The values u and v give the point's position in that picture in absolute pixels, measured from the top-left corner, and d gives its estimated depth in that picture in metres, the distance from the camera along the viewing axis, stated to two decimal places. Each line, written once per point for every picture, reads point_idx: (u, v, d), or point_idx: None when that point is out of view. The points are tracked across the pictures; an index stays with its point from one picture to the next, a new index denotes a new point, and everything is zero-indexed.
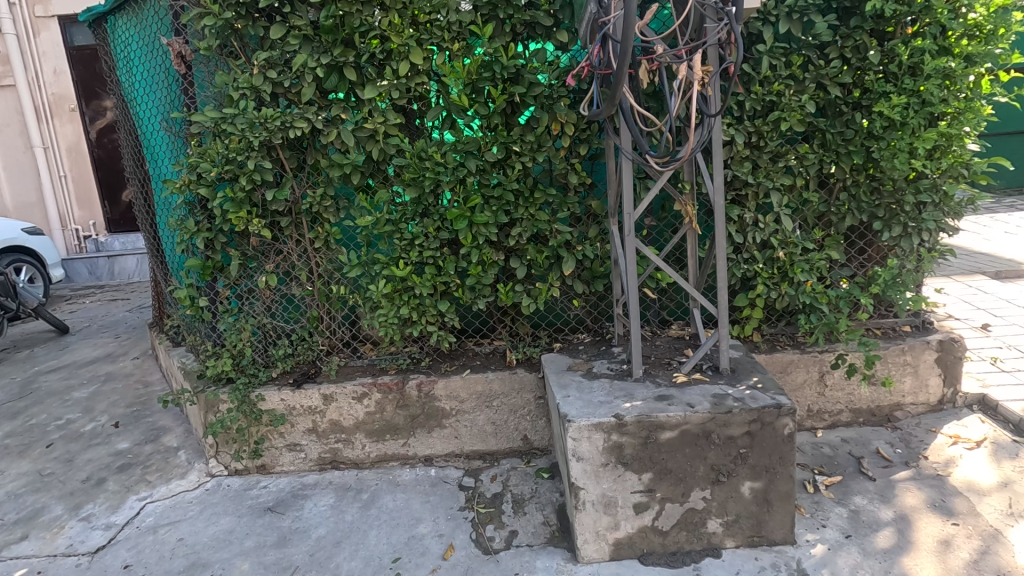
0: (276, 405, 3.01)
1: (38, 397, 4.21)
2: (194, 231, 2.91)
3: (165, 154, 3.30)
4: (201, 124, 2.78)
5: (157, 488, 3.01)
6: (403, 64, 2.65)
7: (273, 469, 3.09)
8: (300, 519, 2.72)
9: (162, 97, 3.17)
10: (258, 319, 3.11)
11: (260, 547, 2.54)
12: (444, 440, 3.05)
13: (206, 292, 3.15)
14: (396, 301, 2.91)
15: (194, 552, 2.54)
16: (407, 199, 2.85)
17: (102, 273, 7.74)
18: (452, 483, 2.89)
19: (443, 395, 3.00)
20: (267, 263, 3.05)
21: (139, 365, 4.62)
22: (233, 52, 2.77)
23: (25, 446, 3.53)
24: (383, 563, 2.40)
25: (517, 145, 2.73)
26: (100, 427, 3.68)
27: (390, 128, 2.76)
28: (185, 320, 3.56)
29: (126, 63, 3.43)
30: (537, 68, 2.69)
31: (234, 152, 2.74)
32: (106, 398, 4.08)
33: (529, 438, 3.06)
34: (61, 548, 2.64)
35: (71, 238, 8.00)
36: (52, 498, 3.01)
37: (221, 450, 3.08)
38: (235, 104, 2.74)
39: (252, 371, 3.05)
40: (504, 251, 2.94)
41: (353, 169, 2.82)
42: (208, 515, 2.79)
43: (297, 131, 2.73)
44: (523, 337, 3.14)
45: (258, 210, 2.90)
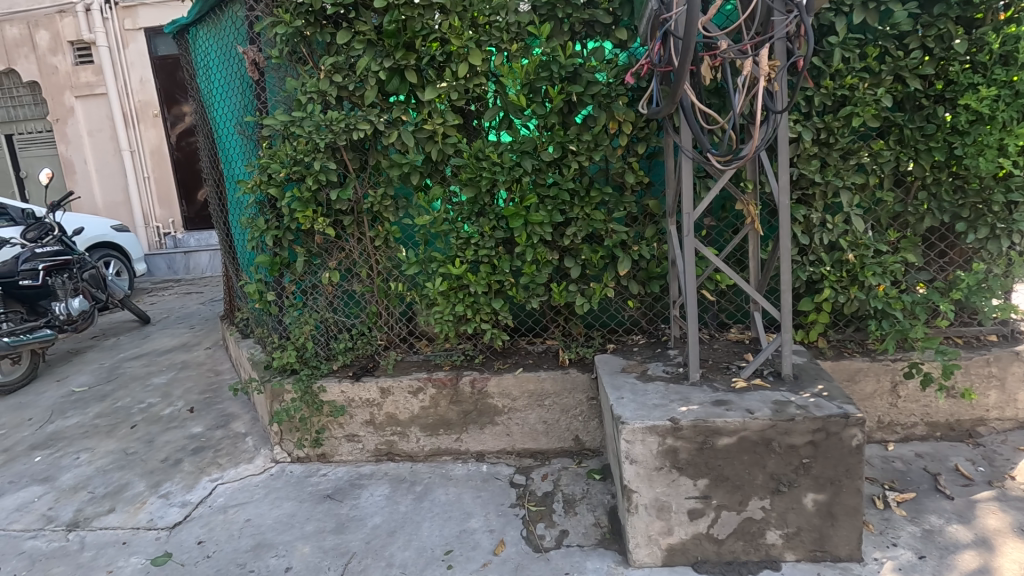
0: (336, 396, 3.13)
1: (122, 381, 4.56)
2: (264, 229, 3.07)
3: (239, 156, 3.49)
4: (272, 127, 2.93)
5: (227, 471, 3.20)
6: (462, 65, 2.70)
7: (332, 458, 3.22)
8: (357, 507, 2.82)
9: (237, 102, 3.35)
10: (321, 314, 3.24)
11: (320, 532, 2.66)
12: (496, 437, 3.09)
13: (274, 287, 3.32)
14: (452, 299, 2.96)
15: (260, 533, 2.68)
16: (464, 199, 2.89)
17: (179, 268, 8.22)
18: (504, 479, 2.92)
19: (496, 392, 3.04)
20: (331, 260, 3.17)
21: (211, 355, 4.91)
22: (302, 58, 2.90)
23: (112, 426, 3.84)
24: (436, 555, 2.45)
25: (573, 144, 2.72)
26: (177, 412, 3.95)
27: (449, 129, 2.82)
28: (254, 313, 3.77)
29: (205, 71, 3.65)
30: (596, 67, 2.67)
31: (302, 153, 2.87)
32: (182, 384, 4.38)
33: (581, 439, 3.05)
34: (142, 522, 2.85)
35: (153, 235, 8.61)
36: (135, 475, 3.25)
37: (285, 438, 3.24)
38: (304, 108, 2.86)
39: (314, 363, 3.19)
40: (558, 250, 2.94)
41: (413, 169, 2.90)
42: (273, 499, 2.93)
43: (360, 133, 2.83)
44: (576, 337, 3.13)
45: (323, 210, 3.02)
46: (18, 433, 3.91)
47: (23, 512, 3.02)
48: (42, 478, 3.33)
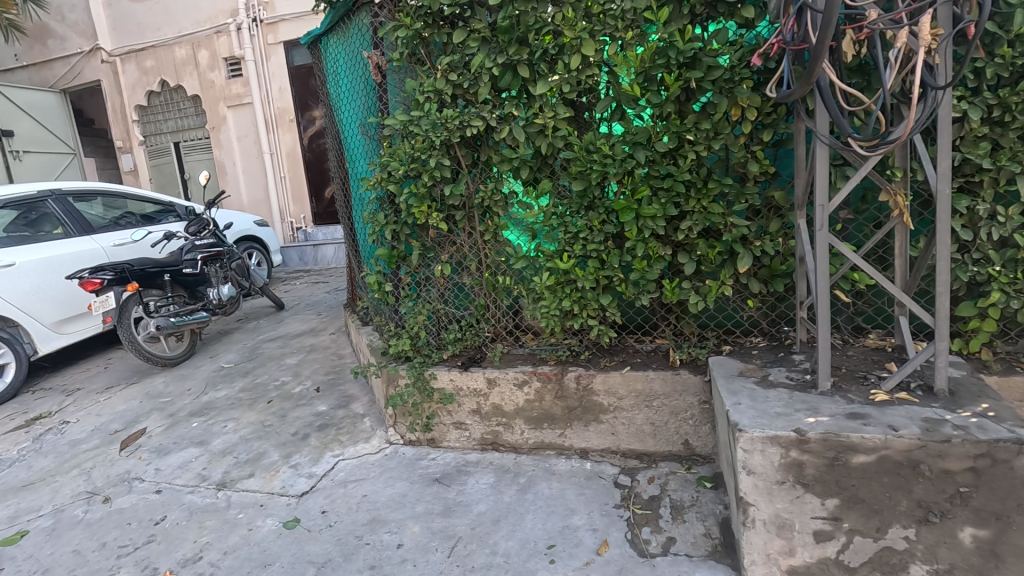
0: (446, 384, 3.25)
1: (261, 360, 5.10)
2: (384, 223, 3.26)
3: (362, 155, 3.72)
4: (392, 127, 3.08)
5: (347, 448, 3.46)
6: (575, 57, 2.66)
7: (441, 443, 3.36)
8: (463, 493, 2.92)
9: (362, 105, 3.56)
10: (434, 305, 3.39)
11: (428, 514, 2.78)
12: (601, 435, 3.04)
13: (391, 278, 3.51)
14: (559, 294, 2.94)
15: (375, 509, 2.86)
16: (574, 192, 2.86)
17: (309, 259, 9.03)
18: (608, 479, 2.86)
19: (602, 390, 2.98)
20: (443, 254, 3.30)
21: (335, 340, 5.35)
22: (421, 59, 3.02)
23: (252, 400, 4.32)
24: (539, 548, 2.46)
25: (691, 134, 2.57)
26: (305, 390, 4.35)
27: (559, 122, 2.79)
28: (372, 302, 4.02)
29: (334, 77, 3.93)
30: (718, 50, 2.49)
31: (419, 151, 2.99)
32: (310, 365, 4.81)
33: (690, 444, 2.91)
34: (276, 488, 3.16)
35: (287, 230, 9.55)
36: (270, 445, 3.62)
37: (399, 421, 3.43)
38: (421, 107, 2.98)
39: (426, 352, 3.34)
40: (672, 244, 2.80)
41: (523, 163, 2.92)
42: (387, 478, 3.12)
43: (473, 130, 2.89)
44: (687, 337, 2.99)
45: (437, 205, 3.14)
46: (180, 401, 4.51)
47: (183, 470, 3.48)
48: (197, 442, 3.81)
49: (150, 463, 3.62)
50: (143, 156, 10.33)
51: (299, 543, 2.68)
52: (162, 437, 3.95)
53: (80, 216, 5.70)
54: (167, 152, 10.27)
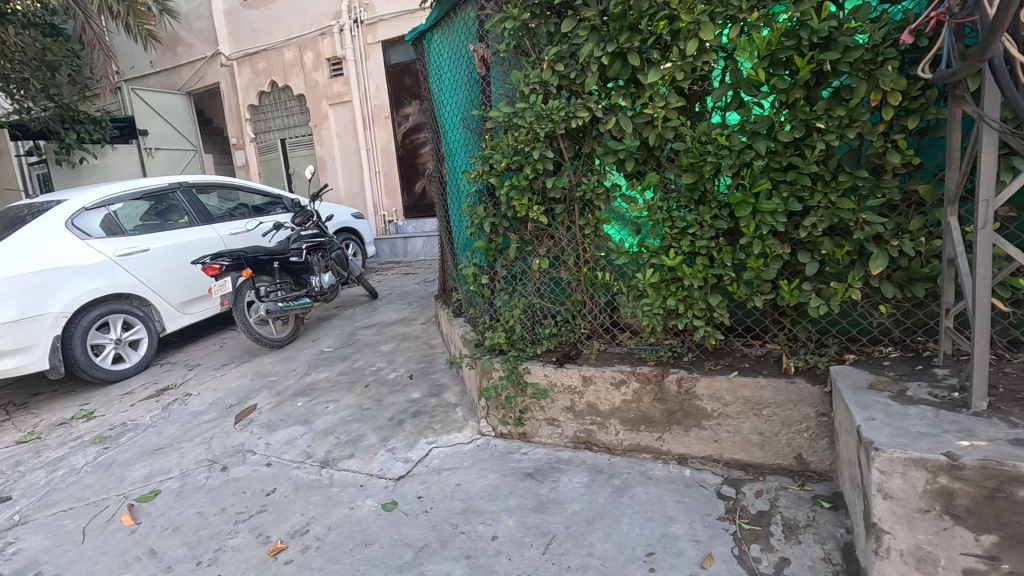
0: (540, 379, 3.22)
1: (358, 346, 5.35)
2: (483, 216, 3.28)
3: (462, 148, 3.77)
4: (495, 119, 3.08)
5: (441, 436, 3.52)
6: (692, 42, 2.51)
7: (533, 438, 3.34)
8: (556, 490, 2.88)
9: (464, 98, 3.60)
10: (529, 299, 3.37)
11: (522, 508, 2.77)
12: (702, 442, 2.89)
13: (487, 271, 3.53)
14: (663, 292, 2.83)
15: (469, 499, 2.89)
16: (683, 185, 2.71)
17: (400, 251, 9.39)
18: (710, 488, 2.71)
19: (705, 395, 2.83)
20: (540, 248, 3.27)
21: (426, 330, 5.50)
22: (527, 50, 2.99)
23: (351, 383, 4.53)
24: (637, 554, 2.38)
25: (821, 121, 2.34)
26: (400, 377, 4.50)
27: (670, 112, 2.66)
28: (466, 294, 4.07)
29: (437, 72, 3.99)
30: (857, 28, 2.25)
31: (522, 143, 2.96)
32: (404, 353, 4.98)
33: (804, 459, 2.70)
34: (375, 470, 3.28)
35: (380, 222, 9.98)
36: (368, 428, 3.76)
37: (491, 413, 3.45)
38: (526, 99, 2.95)
39: (521, 346, 3.34)
40: (791, 243, 2.59)
41: (628, 155, 2.82)
42: (479, 469, 3.15)
43: (578, 121, 2.82)
44: (803, 343, 2.77)
45: (538, 198, 3.11)
46: (287, 380, 4.82)
47: (290, 447, 3.71)
48: (302, 420, 4.04)
49: (261, 437, 3.88)
50: (254, 153, 11.16)
51: (397, 526, 2.76)
52: (271, 414, 4.23)
53: (202, 207, 6.23)
54: (274, 148, 11.03)
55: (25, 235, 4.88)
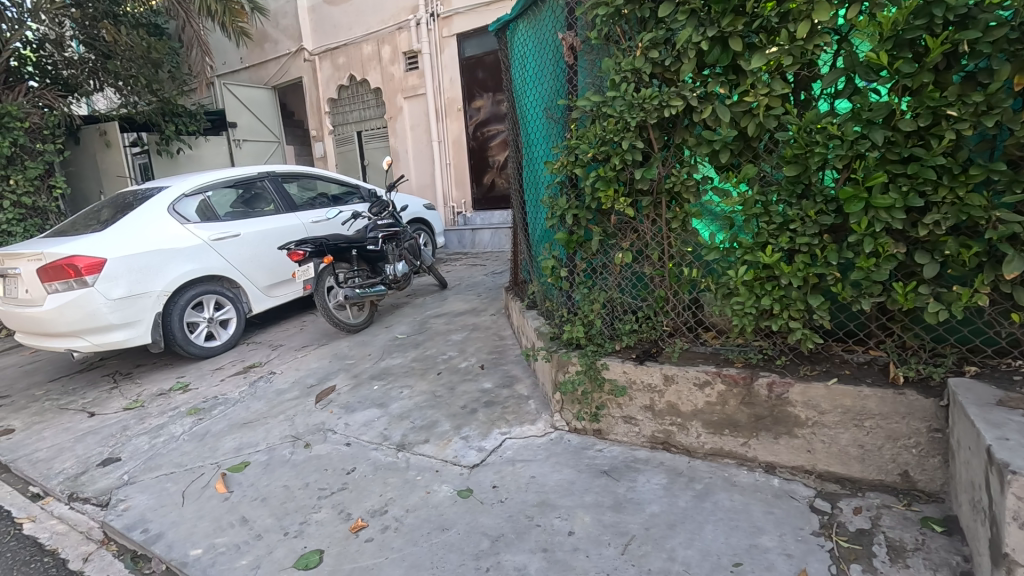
0: (618, 375, 3.15)
1: (429, 334, 5.45)
2: (565, 208, 3.22)
3: (544, 139, 3.74)
4: (583, 109, 3.02)
5: (514, 427, 3.52)
6: (803, 24, 2.34)
7: (608, 436, 3.27)
8: (634, 490, 2.80)
9: (549, 88, 3.56)
10: (610, 293, 3.30)
11: (599, 506, 2.72)
12: (793, 451, 2.73)
13: (566, 264, 3.48)
14: (757, 291, 2.68)
15: (544, 492, 2.87)
16: (785, 178, 2.56)
17: (467, 243, 9.51)
18: (801, 501, 2.56)
19: (799, 401, 2.66)
20: (624, 241, 3.19)
21: (495, 321, 5.53)
22: (618, 37, 2.91)
23: (423, 370, 4.63)
24: (723, 563, 2.27)
25: (952, 109, 2.13)
26: (471, 366, 4.55)
27: (774, 100, 2.51)
28: (541, 287, 4.04)
29: (520, 62, 3.96)
30: (1002, 4, 2.02)
31: (611, 133, 2.88)
32: (474, 343, 5.02)
33: (910, 477, 2.51)
34: (449, 457, 3.33)
35: (449, 214, 10.14)
36: (441, 415, 3.82)
37: (565, 407, 3.42)
38: (616, 87, 2.87)
39: (599, 341, 3.27)
40: (906, 242, 2.39)
41: (724, 146, 2.69)
42: (553, 462, 3.13)
43: (672, 110, 2.71)
44: (914, 351, 2.56)
45: (624, 189, 3.02)
46: (362, 364, 4.98)
47: (368, 428, 3.82)
48: (378, 403, 4.16)
49: (340, 418, 4.03)
50: (332, 144, 11.61)
51: (473, 514, 2.78)
52: (348, 395, 4.38)
53: (287, 195, 6.54)
54: (351, 140, 11.41)
55: (134, 219, 5.29)
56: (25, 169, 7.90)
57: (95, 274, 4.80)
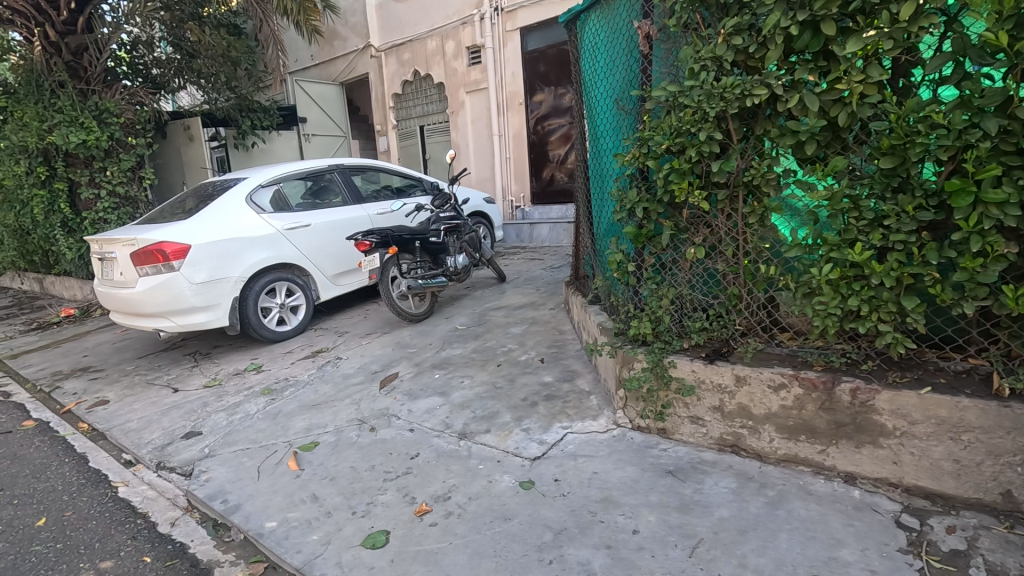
0: (686, 374, 3.06)
1: (489, 326, 5.50)
2: (635, 201, 3.14)
3: (613, 132, 3.67)
4: (657, 99, 2.94)
5: (575, 422, 3.50)
6: (907, 5, 2.18)
7: (672, 435, 3.19)
8: (701, 492, 2.72)
9: (621, 79, 3.50)
10: (679, 289, 3.21)
11: (664, 506, 2.65)
12: (877, 462, 2.59)
13: (633, 259, 3.41)
14: (842, 291, 2.53)
15: (607, 489, 2.83)
16: (880, 171, 2.40)
17: (525, 237, 9.54)
18: (885, 515, 2.42)
19: (886, 410, 2.52)
20: (696, 236, 3.08)
21: (555, 315, 5.52)
22: (697, 24, 2.82)
23: (484, 361, 4.67)
24: (799, 574, 2.17)
25: None
26: (531, 359, 4.55)
27: (870, 87, 2.35)
28: (605, 282, 3.98)
29: (589, 53, 3.91)
30: None
31: (688, 124, 2.79)
32: (534, 336, 5.03)
33: (1012, 496, 2.34)
34: (511, 448, 3.34)
35: (508, 207, 10.18)
36: (502, 407, 3.84)
37: (629, 404, 3.36)
38: (695, 76, 2.77)
39: (667, 338, 3.20)
40: (1020, 241, 2.20)
41: (811, 137, 2.55)
42: (616, 460, 3.08)
43: (755, 100, 2.59)
44: (1021, 361, 2.37)
45: (700, 182, 2.92)
46: (424, 353, 5.09)
47: (430, 416, 3.90)
48: (440, 392, 4.23)
49: (403, 404, 4.13)
50: (395, 139, 11.88)
51: (535, 505, 2.78)
52: (411, 383, 4.49)
53: (354, 187, 6.76)
54: (413, 135, 11.64)
55: (215, 208, 5.61)
56: (120, 161, 8.51)
57: (180, 259, 5.13)
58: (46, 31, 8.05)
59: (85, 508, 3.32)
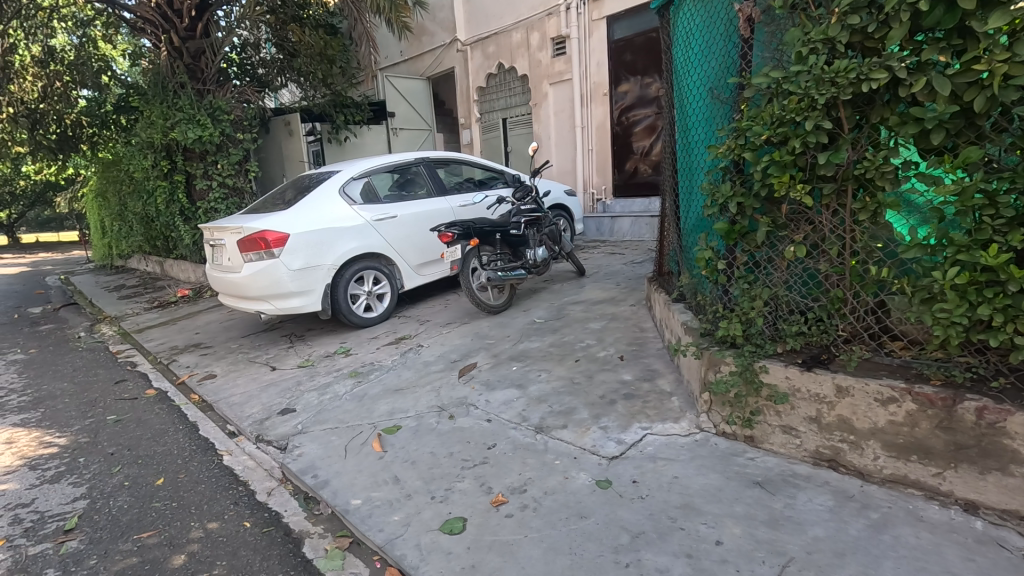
0: (779, 381, 2.86)
1: (567, 321, 5.46)
2: (728, 195, 2.97)
3: (706, 122, 3.49)
4: (758, 86, 2.75)
5: (655, 423, 3.39)
6: None
7: (761, 444, 3.00)
8: (792, 508, 2.55)
9: (717, 66, 3.33)
10: (774, 290, 3.00)
11: (751, 519, 2.51)
12: (1005, 491, 2.32)
13: (724, 257, 3.23)
14: (970, 298, 2.27)
15: (688, 496, 2.72)
16: None
17: (605, 231, 9.41)
18: (1014, 553, 2.16)
19: (1020, 433, 2.26)
20: (796, 234, 2.86)
21: (635, 312, 5.38)
22: (807, 5, 2.62)
23: (561, 355, 4.64)
24: None
25: None
26: (610, 356, 4.46)
27: (1016, 67, 2.06)
28: (691, 279, 3.81)
29: (682, 40, 3.75)
30: None
31: (792, 112, 2.60)
32: (614, 333, 4.92)
33: None
34: (588, 445, 3.30)
35: (588, 200, 10.03)
36: (579, 403, 3.79)
37: (714, 408, 3.21)
38: (803, 61, 2.57)
39: (758, 341, 3.01)
40: None
41: (938, 125, 2.29)
42: (698, 465, 2.95)
43: (873, 84, 2.36)
44: None
45: (803, 174, 2.71)
46: (502, 344, 5.14)
47: (508, 407, 3.93)
48: (517, 384, 4.26)
49: (481, 394, 4.19)
50: (478, 131, 12.03)
51: (613, 506, 2.73)
52: (489, 373, 4.55)
53: (439, 180, 6.93)
54: (496, 127, 11.74)
55: (312, 199, 5.95)
56: (230, 155, 9.24)
57: (280, 247, 5.51)
58: (171, 38, 8.86)
59: (196, 472, 3.66)
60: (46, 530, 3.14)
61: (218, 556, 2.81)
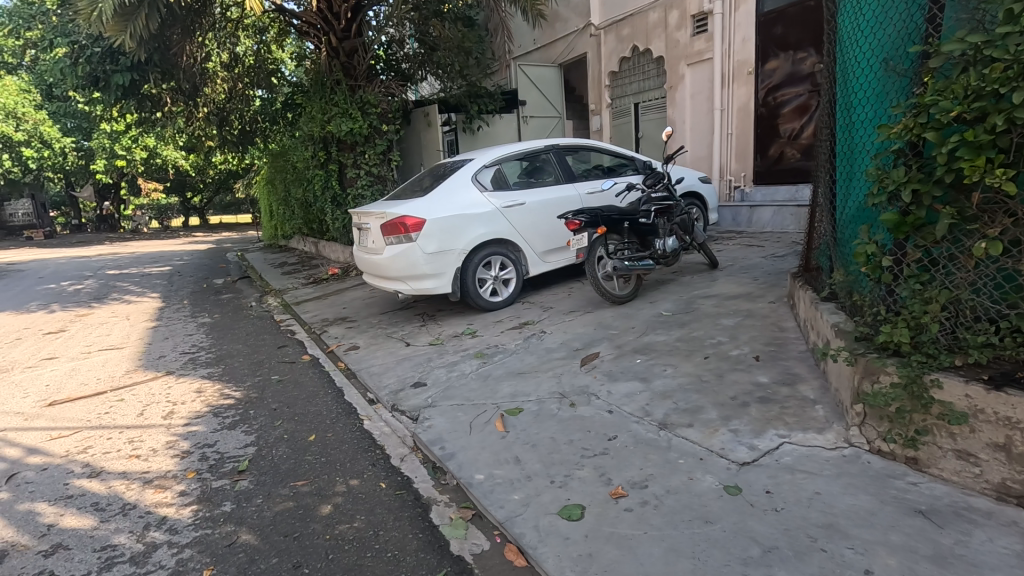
0: (956, 400, 2.48)
1: (697, 315, 5.18)
2: (901, 181, 2.59)
3: (876, 99, 3.08)
4: (950, 54, 2.38)
5: (795, 432, 3.10)
6: None
7: (927, 469, 2.63)
8: (966, 546, 2.20)
9: (894, 33, 2.92)
10: (955, 293, 2.58)
11: (911, 551, 2.21)
12: None
13: (891, 253, 2.83)
14: None
15: (832, 515, 2.46)
16: None
17: (742, 221, 8.86)
18: None
19: None
20: (989, 228, 2.43)
21: (775, 309, 4.95)
22: None
23: (690, 351, 4.43)
24: None
25: None
26: (744, 355, 4.16)
27: None
28: (846, 277, 3.41)
29: (849, 8, 3.34)
30: None
31: (994, 83, 2.21)
32: (748, 331, 4.58)
33: None
34: (716, 447, 3.12)
35: (725, 188, 9.39)
36: (708, 402, 3.59)
37: (868, 422, 2.87)
38: (1013, 20, 2.21)
39: (931, 351, 2.62)
40: None
41: None
42: (846, 483, 2.65)
43: None
44: None
45: (1005, 157, 2.29)
46: (626, 336, 5.02)
47: (630, 400, 3.84)
48: (641, 377, 4.14)
49: (603, 384, 4.15)
50: (608, 117, 11.77)
51: (743, 515, 2.56)
52: (612, 364, 4.48)
53: (568, 167, 6.91)
54: (627, 112, 11.40)
55: (447, 186, 6.25)
56: (376, 145, 10.03)
57: (418, 231, 5.87)
58: (330, 40, 9.73)
59: (341, 433, 4.07)
60: (225, 468, 3.70)
61: (358, 510, 3.10)
